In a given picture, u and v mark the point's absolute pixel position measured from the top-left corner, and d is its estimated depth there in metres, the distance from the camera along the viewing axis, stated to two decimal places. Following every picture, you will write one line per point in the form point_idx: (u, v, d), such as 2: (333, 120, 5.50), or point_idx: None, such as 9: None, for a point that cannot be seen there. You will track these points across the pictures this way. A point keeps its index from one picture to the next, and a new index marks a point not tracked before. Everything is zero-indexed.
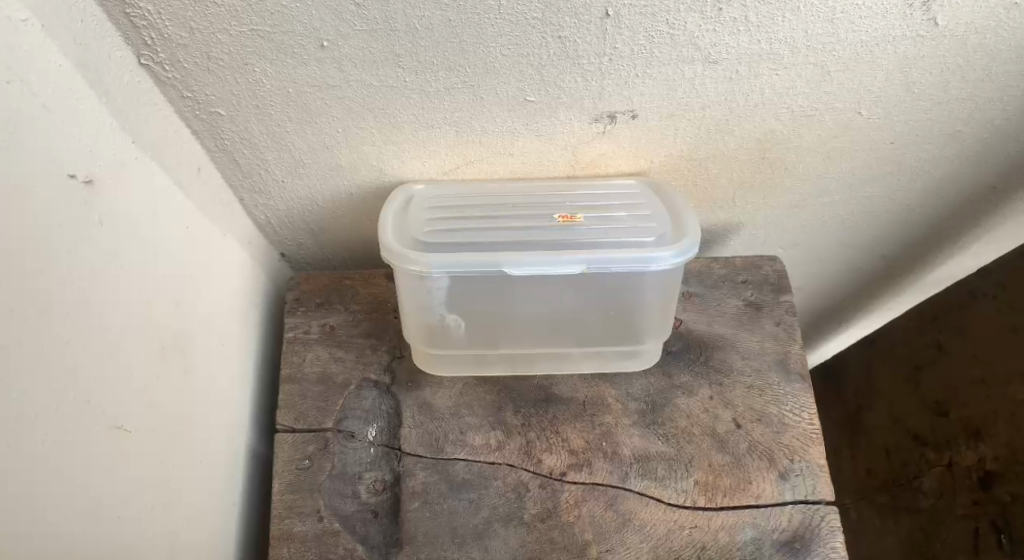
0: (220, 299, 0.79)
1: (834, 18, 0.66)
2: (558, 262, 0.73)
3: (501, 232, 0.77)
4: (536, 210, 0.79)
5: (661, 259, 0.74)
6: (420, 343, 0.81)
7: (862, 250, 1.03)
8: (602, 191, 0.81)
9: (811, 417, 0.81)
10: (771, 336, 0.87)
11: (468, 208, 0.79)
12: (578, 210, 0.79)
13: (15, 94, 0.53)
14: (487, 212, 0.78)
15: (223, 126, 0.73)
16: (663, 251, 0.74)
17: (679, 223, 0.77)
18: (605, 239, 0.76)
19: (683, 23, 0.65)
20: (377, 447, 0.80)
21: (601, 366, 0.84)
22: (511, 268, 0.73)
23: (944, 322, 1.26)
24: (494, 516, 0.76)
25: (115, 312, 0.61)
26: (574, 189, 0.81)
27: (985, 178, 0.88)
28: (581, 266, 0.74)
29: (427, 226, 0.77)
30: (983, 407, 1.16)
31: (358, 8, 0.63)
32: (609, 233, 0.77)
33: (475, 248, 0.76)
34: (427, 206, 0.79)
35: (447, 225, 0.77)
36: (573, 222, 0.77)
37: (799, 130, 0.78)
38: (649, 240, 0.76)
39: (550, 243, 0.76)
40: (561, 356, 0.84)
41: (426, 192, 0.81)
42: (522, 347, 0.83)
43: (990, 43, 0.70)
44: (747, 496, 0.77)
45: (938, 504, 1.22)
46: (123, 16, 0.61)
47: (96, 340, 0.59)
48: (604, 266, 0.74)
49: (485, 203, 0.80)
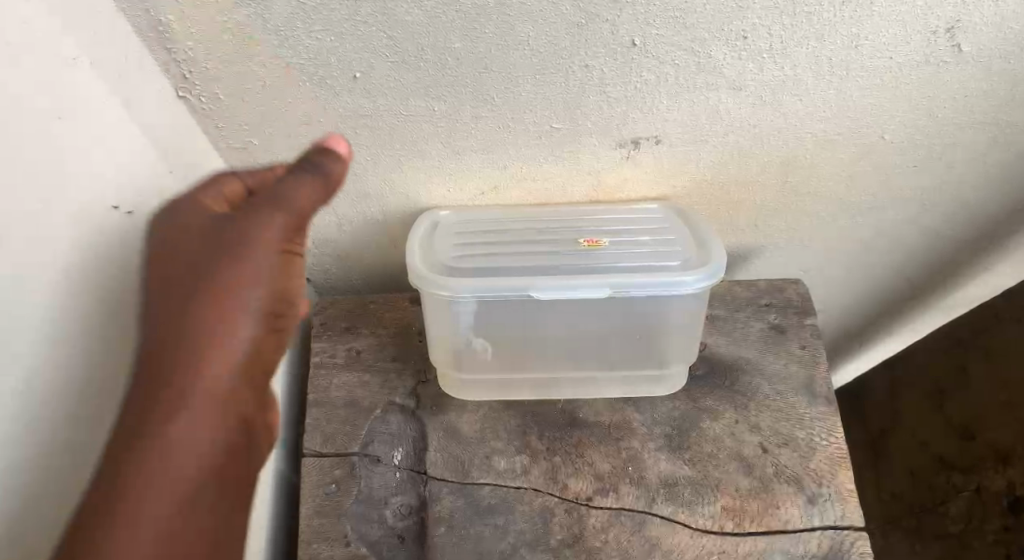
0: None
1: (858, 45, 0.67)
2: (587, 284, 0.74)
3: (527, 256, 0.78)
4: (561, 234, 0.80)
5: (689, 283, 0.74)
6: (445, 363, 0.82)
7: (884, 273, 1.03)
8: (626, 216, 0.82)
9: (839, 440, 0.81)
10: (797, 358, 0.87)
11: (491, 231, 0.80)
12: (602, 234, 0.80)
13: (65, 129, 0.56)
14: (511, 235, 0.80)
15: (255, 155, 0.75)
16: (690, 275, 0.74)
17: (705, 251, 0.78)
18: (629, 264, 0.77)
19: (709, 52, 0.67)
20: (402, 471, 0.80)
21: (625, 389, 0.85)
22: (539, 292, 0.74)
23: (968, 346, 1.25)
24: (520, 541, 0.75)
25: (131, 324, 0.63)
26: (599, 214, 0.82)
27: (1011, 200, 0.88)
28: (609, 289, 0.74)
29: (453, 250, 0.78)
30: (1012, 431, 1.17)
31: (390, 41, 0.64)
32: (633, 257, 0.78)
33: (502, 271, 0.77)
34: (450, 229, 0.80)
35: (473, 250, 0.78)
36: (599, 245, 0.78)
37: (822, 153, 0.79)
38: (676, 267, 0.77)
39: (574, 268, 0.77)
40: (584, 379, 0.84)
41: (448, 215, 0.82)
42: (546, 371, 0.84)
43: (1015, 69, 0.70)
44: (776, 520, 0.76)
45: (967, 529, 1.21)
46: (165, 51, 0.63)
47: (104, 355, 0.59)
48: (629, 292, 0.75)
49: (511, 227, 0.81)
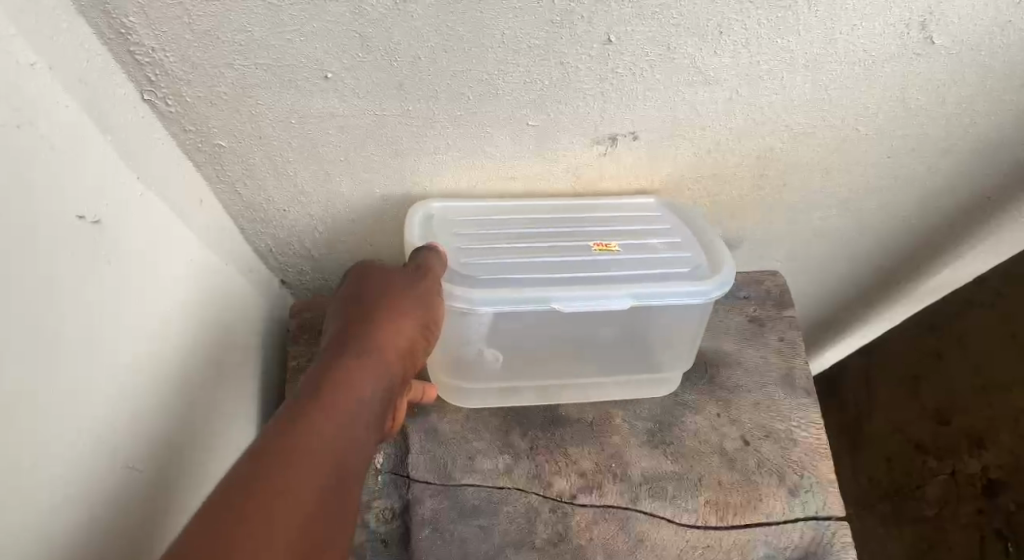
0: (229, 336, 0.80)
1: (833, 39, 0.67)
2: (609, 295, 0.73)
3: (539, 258, 0.77)
4: (562, 236, 0.79)
5: (710, 292, 0.75)
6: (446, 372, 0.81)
7: (858, 263, 1.04)
8: (625, 213, 0.82)
9: (818, 431, 0.82)
10: (775, 350, 0.89)
11: (498, 230, 0.79)
12: (610, 238, 0.80)
13: (26, 137, 0.52)
14: (518, 235, 0.79)
15: (225, 158, 0.73)
16: (710, 284, 0.75)
17: (712, 252, 0.79)
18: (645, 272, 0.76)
19: (685, 47, 0.66)
20: (383, 474, 0.78)
21: (628, 393, 0.84)
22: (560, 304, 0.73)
23: (942, 332, 1.28)
24: (506, 542, 0.74)
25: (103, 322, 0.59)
26: (594, 211, 0.82)
27: (982, 189, 0.89)
28: (631, 299, 0.73)
29: (455, 252, 0.76)
30: (986, 416, 1.20)
31: (362, 40, 0.63)
32: (648, 265, 0.77)
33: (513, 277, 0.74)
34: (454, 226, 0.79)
35: (484, 253, 0.77)
36: (611, 249, 0.78)
37: (797, 146, 0.79)
38: (687, 268, 0.77)
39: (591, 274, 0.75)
40: (586, 384, 0.83)
41: (452, 211, 0.80)
42: (550, 378, 0.82)
43: (985, 60, 0.71)
44: (759, 513, 0.77)
45: (942, 512, 1.23)
46: (128, 53, 0.61)
47: (78, 346, 0.55)
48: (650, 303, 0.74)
49: (511, 227, 0.80)
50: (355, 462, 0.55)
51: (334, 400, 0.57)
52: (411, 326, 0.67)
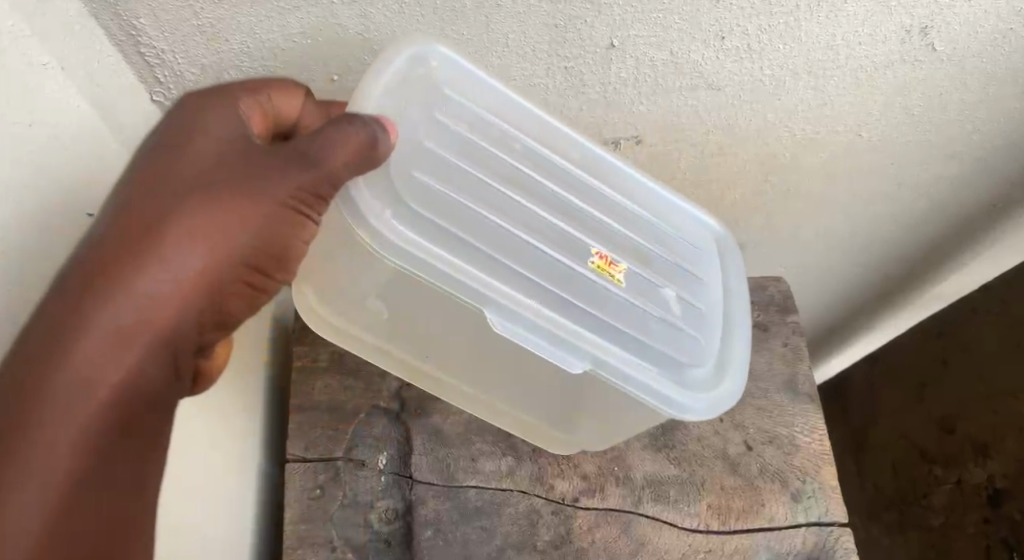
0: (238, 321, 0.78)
1: (835, 44, 0.67)
2: (566, 352, 0.60)
3: (513, 228, 0.61)
4: (561, 207, 0.65)
5: (691, 403, 0.62)
6: (313, 285, 0.63)
7: (864, 269, 1.03)
8: (660, 209, 0.70)
9: (822, 436, 0.82)
10: (779, 355, 0.88)
11: (502, 143, 0.64)
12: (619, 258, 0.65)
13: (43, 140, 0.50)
14: (517, 169, 0.64)
15: None
16: (696, 400, 0.63)
17: (728, 334, 0.69)
18: (647, 322, 0.64)
19: (688, 51, 0.67)
20: (387, 474, 0.78)
21: (556, 446, 0.73)
22: (498, 321, 0.59)
23: (948, 340, 1.27)
24: (507, 544, 0.75)
25: None
26: (621, 186, 0.69)
27: (988, 196, 0.89)
28: (587, 366, 0.60)
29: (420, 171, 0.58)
30: (991, 422, 1.21)
31: (369, 44, 0.64)
32: (649, 324, 0.64)
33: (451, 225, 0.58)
34: (448, 118, 0.62)
35: (460, 179, 0.60)
36: (611, 273, 0.64)
37: (801, 150, 0.79)
38: (686, 349, 0.65)
39: (574, 288, 0.61)
40: (518, 397, 0.68)
41: (455, 93, 0.63)
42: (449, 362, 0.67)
43: (987, 66, 0.71)
44: (760, 518, 0.77)
45: (948, 521, 1.23)
46: (138, 55, 0.62)
47: None
48: (607, 376, 0.61)
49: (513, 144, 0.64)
50: (107, 444, 0.40)
51: (91, 306, 0.41)
52: (233, 244, 0.45)
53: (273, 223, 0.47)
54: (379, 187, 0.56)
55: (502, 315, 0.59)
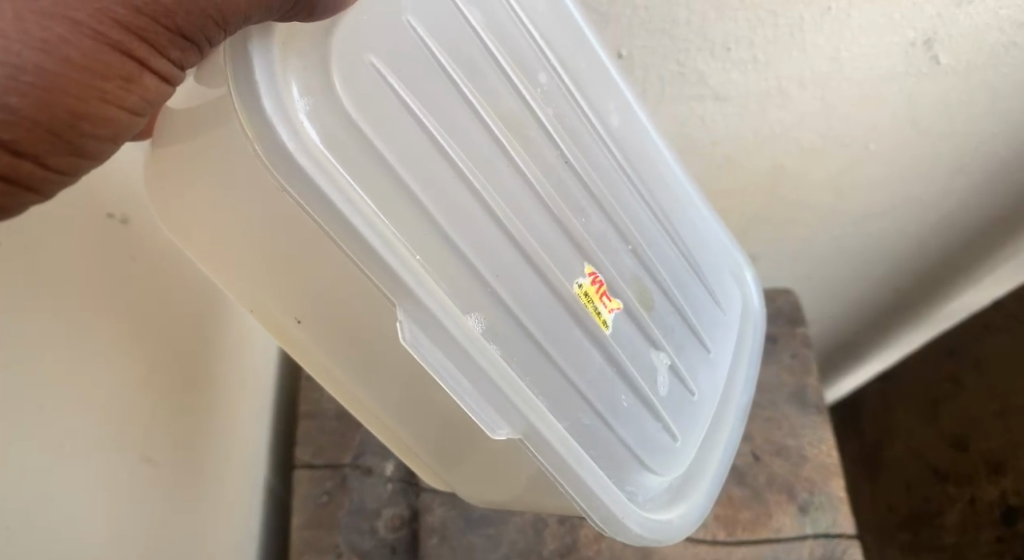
0: (234, 311, 0.74)
1: (839, 56, 0.68)
2: (508, 409, 0.44)
3: (473, 184, 0.47)
4: (562, 196, 0.54)
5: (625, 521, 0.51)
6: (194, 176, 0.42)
7: (873, 285, 1.04)
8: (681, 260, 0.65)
9: (829, 448, 0.82)
10: (788, 368, 0.89)
11: (521, 69, 0.52)
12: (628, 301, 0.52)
13: None
14: (520, 107, 0.52)
15: None
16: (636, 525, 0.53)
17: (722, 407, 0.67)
18: (612, 402, 0.54)
19: (695, 62, 0.68)
20: (394, 482, 0.78)
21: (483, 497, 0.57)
22: (401, 316, 0.39)
23: (959, 356, 1.27)
24: (512, 551, 0.74)
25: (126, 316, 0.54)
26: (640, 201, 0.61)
27: (996, 210, 0.90)
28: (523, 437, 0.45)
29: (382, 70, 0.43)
30: (1006, 438, 1.20)
31: None
32: (616, 406, 0.54)
33: (415, 159, 0.44)
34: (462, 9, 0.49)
35: (443, 85, 0.47)
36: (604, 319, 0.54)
37: (808, 162, 0.80)
38: (647, 444, 0.57)
39: (544, 349, 0.49)
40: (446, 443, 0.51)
41: None
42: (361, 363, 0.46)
43: (991, 79, 0.72)
44: (767, 529, 0.76)
45: (962, 540, 1.21)
46: None
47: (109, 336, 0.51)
48: (535, 451, 0.46)
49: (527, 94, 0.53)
50: None
51: None
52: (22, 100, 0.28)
53: (39, 26, 0.28)
54: (302, 62, 0.38)
55: (409, 311, 0.39)
